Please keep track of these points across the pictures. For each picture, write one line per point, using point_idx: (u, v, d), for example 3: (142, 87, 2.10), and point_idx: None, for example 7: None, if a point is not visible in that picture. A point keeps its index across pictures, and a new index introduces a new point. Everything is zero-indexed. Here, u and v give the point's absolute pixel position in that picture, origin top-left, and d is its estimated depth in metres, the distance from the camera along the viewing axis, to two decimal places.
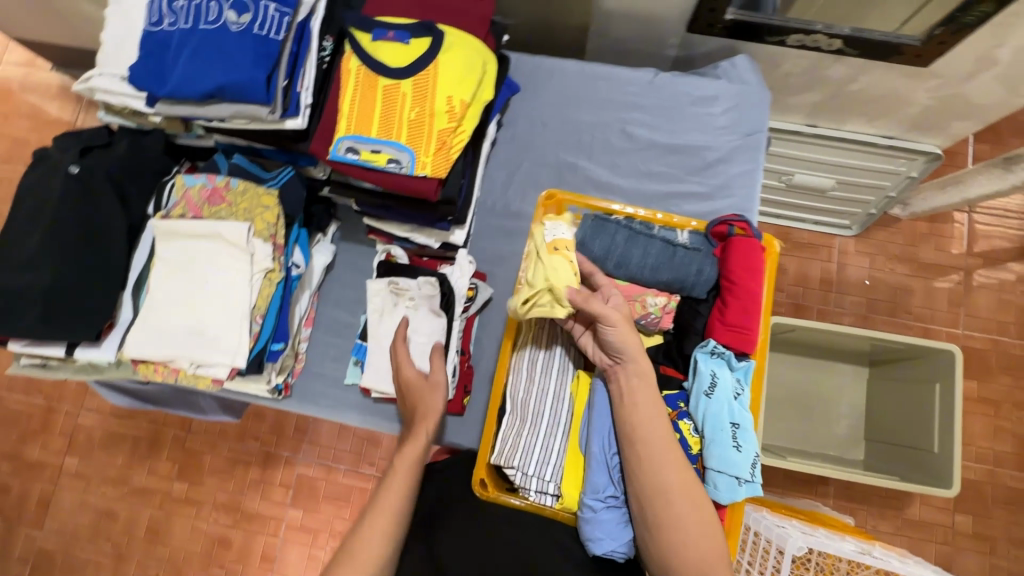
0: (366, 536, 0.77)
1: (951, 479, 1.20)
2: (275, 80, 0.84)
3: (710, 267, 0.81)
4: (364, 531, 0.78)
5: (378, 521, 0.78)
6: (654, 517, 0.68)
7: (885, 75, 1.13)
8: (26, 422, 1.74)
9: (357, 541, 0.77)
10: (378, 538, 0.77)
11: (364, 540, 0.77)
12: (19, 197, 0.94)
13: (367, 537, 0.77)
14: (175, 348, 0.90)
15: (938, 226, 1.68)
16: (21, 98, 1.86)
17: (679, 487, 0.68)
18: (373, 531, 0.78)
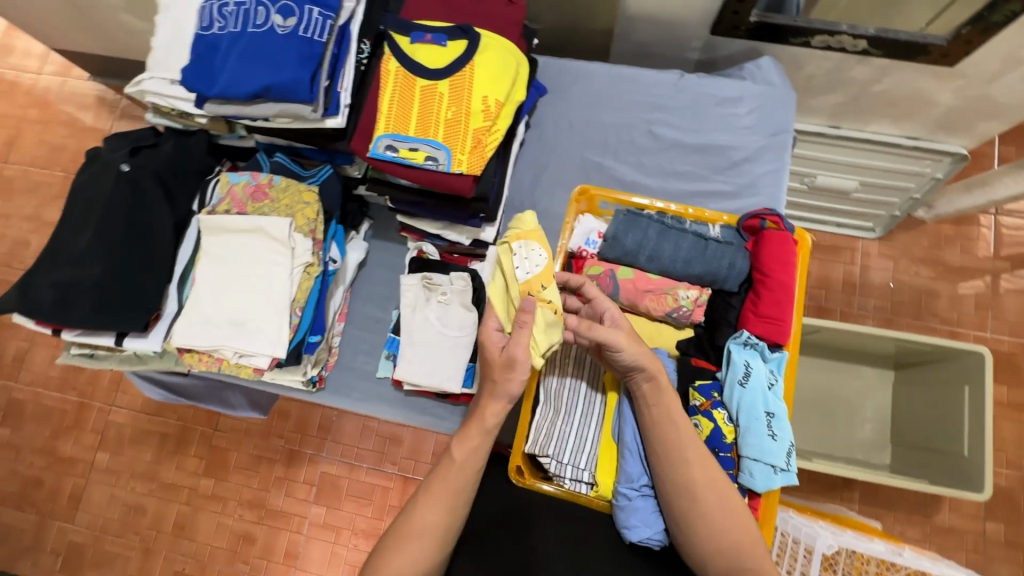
0: (424, 508, 0.71)
1: (982, 484, 1.17)
2: (318, 80, 0.88)
3: (742, 260, 0.83)
4: (422, 506, 0.71)
5: (436, 495, 0.71)
6: (682, 513, 0.69)
7: (910, 76, 1.13)
8: (60, 418, 1.79)
9: (415, 517, 0.70)
10: (438, 518, 0.70)
11: (421, 514, 0.71)
12: (71, 195, 0.98)
13: (423, 514, 0.70)
14: (220, 339, 0.94)
15: (964, 229, 1.66)
16: (60, 107, 1.93)
17: (704, 483, 0.68)
18: (431, 509, 0.71)
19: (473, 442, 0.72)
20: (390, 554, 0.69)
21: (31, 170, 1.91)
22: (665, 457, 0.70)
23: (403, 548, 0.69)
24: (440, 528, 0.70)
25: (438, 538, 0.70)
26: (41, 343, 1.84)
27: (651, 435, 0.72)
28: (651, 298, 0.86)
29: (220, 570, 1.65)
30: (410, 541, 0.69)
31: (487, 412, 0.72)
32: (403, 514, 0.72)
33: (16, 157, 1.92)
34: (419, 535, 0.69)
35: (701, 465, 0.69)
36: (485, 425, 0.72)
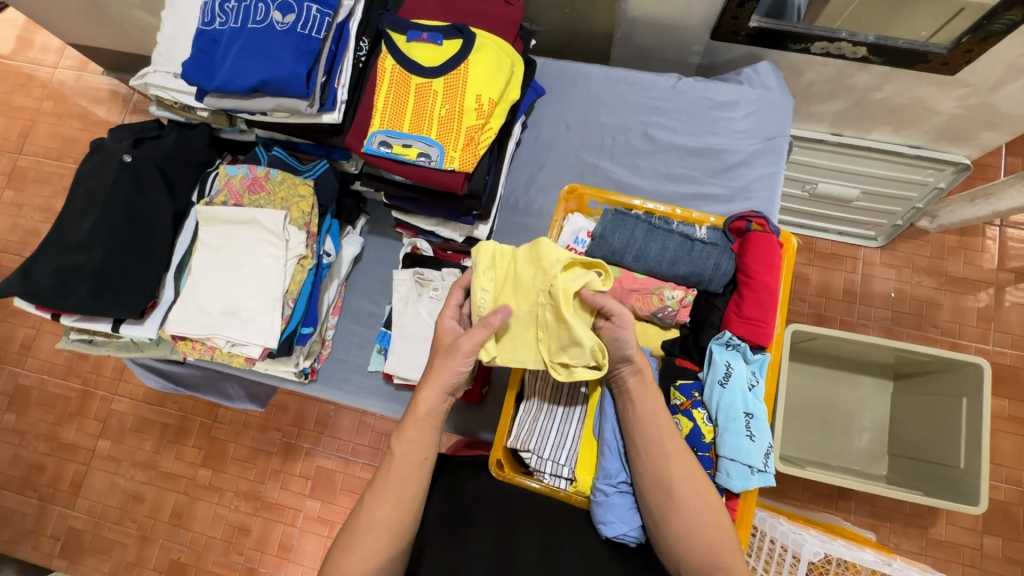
0: (376, 503, 0.71)
1: (977, 496, 1.16)
2: (315, 76, 0.90)
3: (727, 262, 0.84)
4: (371, 502, 0.72)
5: (383, 490, 0.72)
6: (659, 509, 0.69)
7: (910, 83, 1.13)
8: (63, 405, 1.83)
9: (367, 511, 0.71)
10: (388, 511, 0.71)
11: (372, 509, 0.71)
12: (76, 185, 1.01)
13: (374, 508, 0.71)
14: (213, 327, 0.96)
15: (967, 239, 1.65)
16: (73, 101, 1.98)
17: (683, 478, 0.69)
18: (382, 504, 0.71)
19: (413, 432, 0.74)
20: (346, 550, 0.69)
21: (43, 162, 1.95)
22: (648, 452, 0.70)
23: (358, 542, 0.69)
24: (393, 522, 0.71)
25: (393, 532, 0.70)
26: (47, 331, 1.88)
27: (633, 430, 0.72)
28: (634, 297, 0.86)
29: (215, 560, 1.67)
30: (364, 535, 0.70)
31: (423, 400, 0.74)
32: (358, 509, 0.73)
33: (30, 149, 1.96)
34: (371, 529, 0.70)
35: (682, 462, 0.70)
36: (422, 414, 0.74)
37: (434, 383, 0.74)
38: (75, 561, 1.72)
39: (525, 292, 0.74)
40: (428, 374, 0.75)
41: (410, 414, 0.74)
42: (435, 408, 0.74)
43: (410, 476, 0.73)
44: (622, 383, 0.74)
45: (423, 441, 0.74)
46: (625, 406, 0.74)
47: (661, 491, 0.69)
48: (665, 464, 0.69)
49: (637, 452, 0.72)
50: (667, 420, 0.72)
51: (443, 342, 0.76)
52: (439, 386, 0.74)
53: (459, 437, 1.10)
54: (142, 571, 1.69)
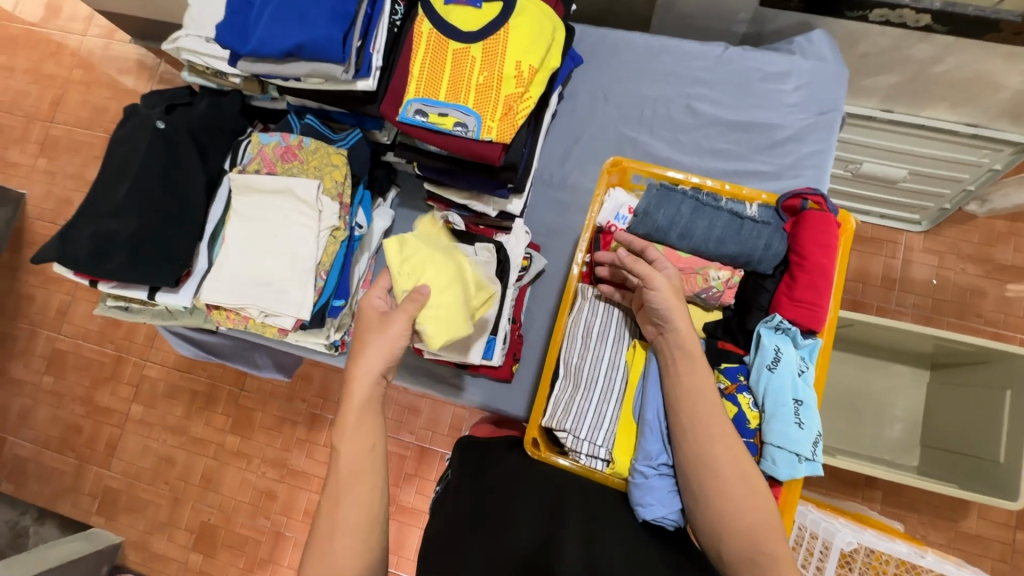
0: (344, 504, 0.67)
1: (1016, 492, 1.12)
2: (350, 40, 0.87)
3: (779, 242, 0.81)
4: (329, 505, 0.67)
5: (346, 491, 0.68)
6: (701, 490, 0.67)
7: (974, 55, 1.04)
8: (98, 369, 1.88)
9: (331, 512, 0.67)
10: (351, 509, 0.67)
11: (336, 512, 0.67)
12: (110, 151, 1.01)
13: (338, 510, 0.67)
14: (246, 297, 0.95)
15: (1019, 225, 1.56)
16: (102, 69, 1.97)
17: (729, 460, 0.67)
18: (342, 505, 0.67)
19: (352, 422, 0.71)
20: (318, 561, 0.65)
21: (75, 131, 1.96)
22: (692, 433, 0.69)
23: (329, 550, 0.65)
24: (362, 518, 0.67)
25: (362, 528, 0.67)
26: (81, 297, 1.92)
27: (678, 407, 0.71)
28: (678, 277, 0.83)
29: (243, 523, 1.72)
30: (335, 541, 0.65)
31: (355, 390, 0.72)
32: (318, 518, 0.68)
33: (61, 118, 1.98)
34: (348, 533, 0.66)
35: (728, 444, 0.68)
36: (360, 405, 0.72)
37: (375, 352, 0.74)
38: (111, 518, 1.79)
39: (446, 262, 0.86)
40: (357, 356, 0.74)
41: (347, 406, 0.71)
42: (372, 392, 0.73)
43: (361, 464, 0.69)
44: (668, 357, 0.74)
45: (366, 428, 0.71)
46: (670, 382, 0.73)
47: (704, 471, 0.67)
48: (708, 443, 0.68)
49: (683, 431, 0.70)
50: (712, 400, 0.70)
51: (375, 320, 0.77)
52: (369, 369, 0.73)
53: (487, 412, 1.10)
54: (174, 530, 1.75)
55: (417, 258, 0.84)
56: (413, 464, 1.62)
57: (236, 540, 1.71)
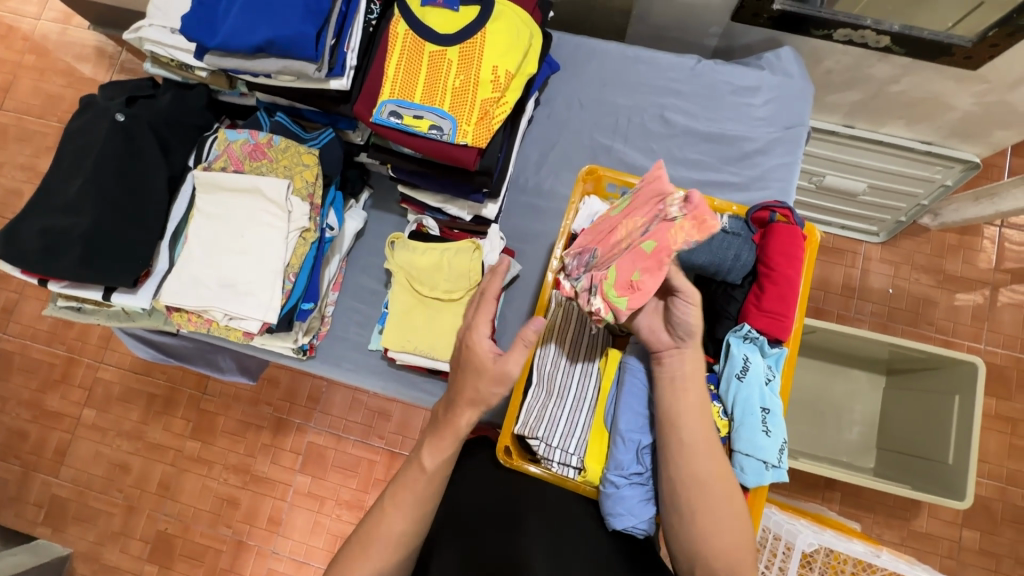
0: (391, 515, 0.70)
1: (963, 492, 1.18)
2: (323, 38, 0.85)
3: (748, 253, 0.83)
4: (387, 512, 0.70)
5: (401, 501, 0.70)
6: (687, 505, 0.69)
7: (930, 77, 1.09)
8: (47, 371, 1.78)
9: (379, 522, 0.70)
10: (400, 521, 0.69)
11: (388, 520, 0.70)
12: (64, 142, 0.95)
13: (391, 520, 0.70)
14: (210, 300, 0.92)
15: (967, 239, 1.64)
16: (56, 56, 1.88)
17: (715, 478, 0.69)
18: (396, 516, 0.70)
19: (444, 443, 0.70)
20: (357, 557, 0.69)
21: (25, 119, 1.86)
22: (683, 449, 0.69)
23: (368, 554, 0.69)
24: (404, 534, 0.70)
25: (405, 542, 0.70)
26: (29, 295, 1.82)
27: None
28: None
29: (202, 532, 1.65)
30: (377, 546, 0.69)
31: (459, 417, 0.69)
32: (371, 516, 0.71)
33: (10, 105, 1.87)
34: (384, 538, 0.69)
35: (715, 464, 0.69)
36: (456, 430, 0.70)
37: (479, 379, 0.67)
38: (59, 529, 1.69)
39: (418, 299, 1.03)
40: (464, 394, 0.68)
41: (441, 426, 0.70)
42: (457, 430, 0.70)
43: (427, 490, 0.71)
44: None
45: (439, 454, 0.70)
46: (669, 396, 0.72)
47: (687, 487, 0.69)
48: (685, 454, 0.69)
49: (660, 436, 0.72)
50: (696, 419, 0.71)
51: (483, 365, 0.67)
52: (478, 407, 0.69)
53: None
54: (128, 540, 1.67)
55: (418, 324, 1.01)
56: (383, 468, 1.61)
57: (195, 550, 1.64)
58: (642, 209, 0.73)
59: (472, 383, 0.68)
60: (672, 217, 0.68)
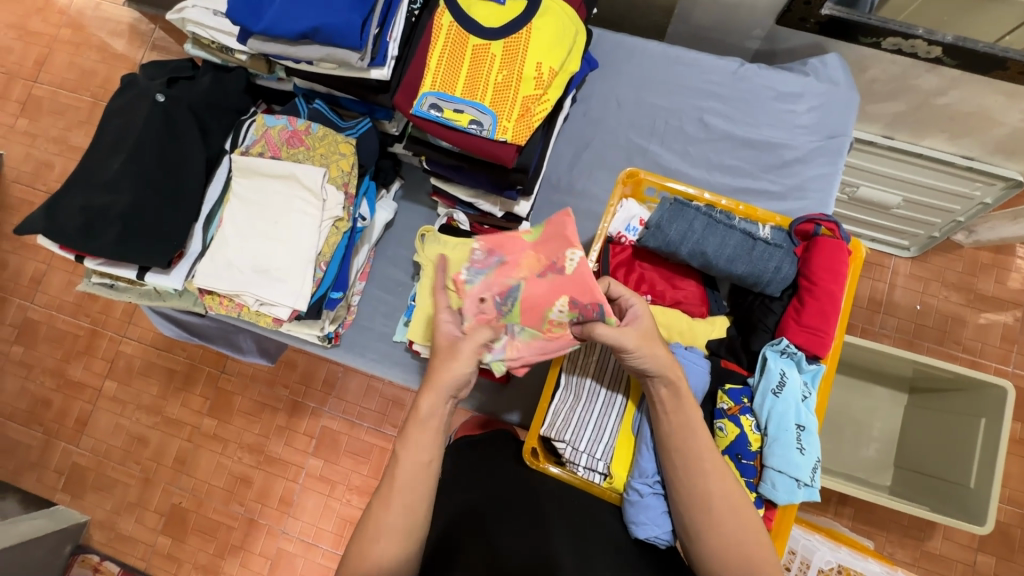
0: (391, 510, 0.68)
1: (983, 517, 1.14)
2: (368, 27, 0.84)
3: (789, 266, 0.82)
4: (378, 506, 0.69)
5: (392, 499, 0.68)
6: (704, 524, 0.67)
7: (979, 90, 1.05)
8: (71, 342, 1.81)
9: (377, 516, 0.68)
10: (394, 517, 0.68)
11: (379, 516, 0.68)
12: (104, 120, 0.96)
13: (385, 517, 0.68)
14: (242, 284, 0.92)
15: (1001, 257, 1.60)
16: (92, 31, 1.89)
17: (722, 496, 0.67)
18: (390, 511, 0.68)
19: (415, 436, 0.70)
20: (355, 561, 0.67)
21: (59, 93, 1.88)
22: (686, 465, 0.69)
23: (368, 552, 0.67)
24: (402, 526, 0.67)
25: (404, 536, 0.68)
26: (57, 267, 1.85)
27: (669, 443, 0.70)
28: (697, 285, 0.90)
29: (216, 508, 1.68)
30: (374, 542, 0.67)
31: (423, 403, 0.71)
32: (366, 518, 0.69)
33: (45, 78, 1.89)
34: (381, 536, 0.67)
35: (717, 480, 0.68)
36: (423, 419, 0.71)
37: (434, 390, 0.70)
38: (77, 496, 1.73)
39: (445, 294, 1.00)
40: (428, 378, 0.71)
41: (411, 420, 0.71)
42: (434, 411, 0.71)
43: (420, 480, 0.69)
44: (654, 395, 0.73)
45: (426, 442, 0.70)
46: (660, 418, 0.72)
47: (705, 505, 0.67)
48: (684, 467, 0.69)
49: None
50: (700, 435, 0.69)
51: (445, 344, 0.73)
52: (441, 391, 0.71)
53: (478, 415, 1.09)
54: (143, 512, 1.70)
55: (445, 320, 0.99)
56: None
57: (208, 525, 1.67)
58: (548, 249, 0.77)
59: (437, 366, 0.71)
60: (567, 297, 0.74)
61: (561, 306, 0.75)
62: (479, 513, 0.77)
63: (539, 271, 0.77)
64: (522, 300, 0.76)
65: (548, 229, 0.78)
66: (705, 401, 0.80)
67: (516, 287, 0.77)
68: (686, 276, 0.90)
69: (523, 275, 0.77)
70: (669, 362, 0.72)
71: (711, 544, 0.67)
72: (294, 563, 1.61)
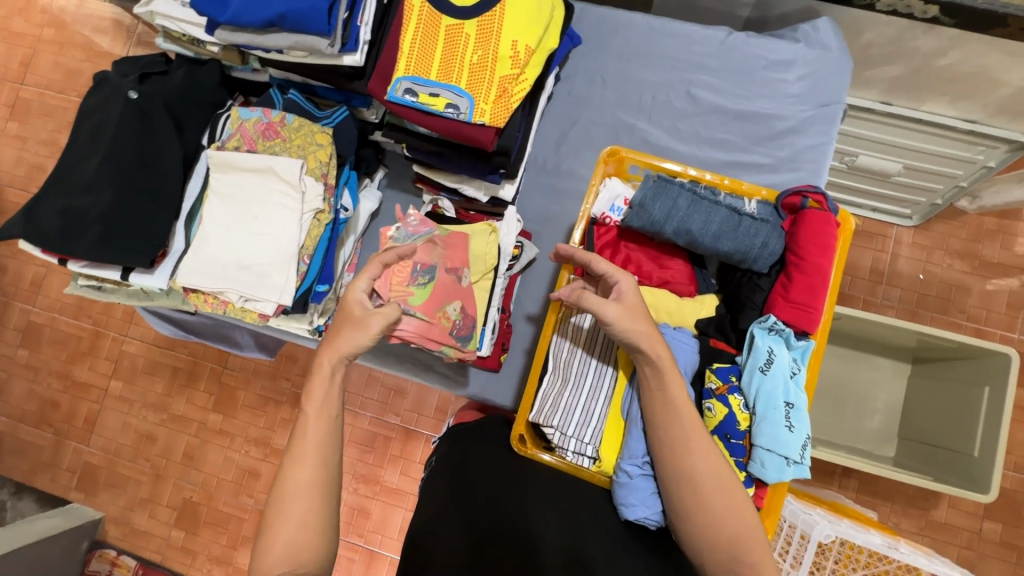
0: (300, 465, 0.68)
1: (988, 485, 1.13)
2: (336, 12, 0.82)
3: (776, 241, 0.80)
4: (290, 464, 0.69)
5: (302, 452, 0.69)
6: (689, 506, 0.67)
7: (980, 50, 0.98)
8: (75, 343, 1.83)
9: (289, 478, 0.67)
10: (308, 469, 0.68)
11: (292, 474, 0.68)
12: (79, 120, 0.95)
13: (298, 475, 0.68)
14: (225, 280, 0.91)
15: (1006, 223, 1.56)
16: (74, 29, 1.87)
17: (709, 475, 0.66)
18: (303, 466, 0.68)
19: (316, 388, 0.73)
20: (275, 525, 0.66)
21: (47, 94, 1.86)
22: (670, 448, 0.68)
23: (286, 511, 0.66)
24: (319, 480, 0.68)
25: (321, 490, 0.68)
26: (56, 270, 1.86)
27: (654, 420, 0.71)
28: (685, 264, 0.88)
29: (226, 500, 1.70)
30: (291, 501, 0.67)
31: (322, 361, 0.74)
32: (279, 480, 0.68)
33: (31, 80, 1.87)
34: (298, 495, 0.67)
35: (703, 460, 0.67)
36: (326, 375, 0.73)
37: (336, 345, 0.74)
38: (90, 494, 1.76)
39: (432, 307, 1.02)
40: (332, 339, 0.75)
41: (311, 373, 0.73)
42: (335, 361, 0.74)
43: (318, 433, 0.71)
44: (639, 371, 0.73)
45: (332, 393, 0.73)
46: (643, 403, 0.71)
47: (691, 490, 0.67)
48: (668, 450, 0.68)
49: None
50: (684, 418, 0.69)
51: (354, 314, 0.76)
52: (339, 351, 0.74)
53: (473, 402, 1.09)
54: (156, 507, 1.73)
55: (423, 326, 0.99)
56: (398, 445, 1.57)
57: (219, 518, 1.70)
58: (454, 254, 0.93)
59: (342, 332, 0.75)
60: (461, 304, 0.92)
61: (455, 307, 0.92)
62: (470, 502, 0.76)
63: (446, 270, 0.92)
64: (433, 283, 0.89)
65: (456, 235, 0.94)
66: (693, 381, 0.79)
67: (434, 268, 0.90)
68: (674, 256, 0.88)
69: (438, 261, 0.91)
70: (655, 341, 0.71)
71: (697, 524, 0.66)
72: None
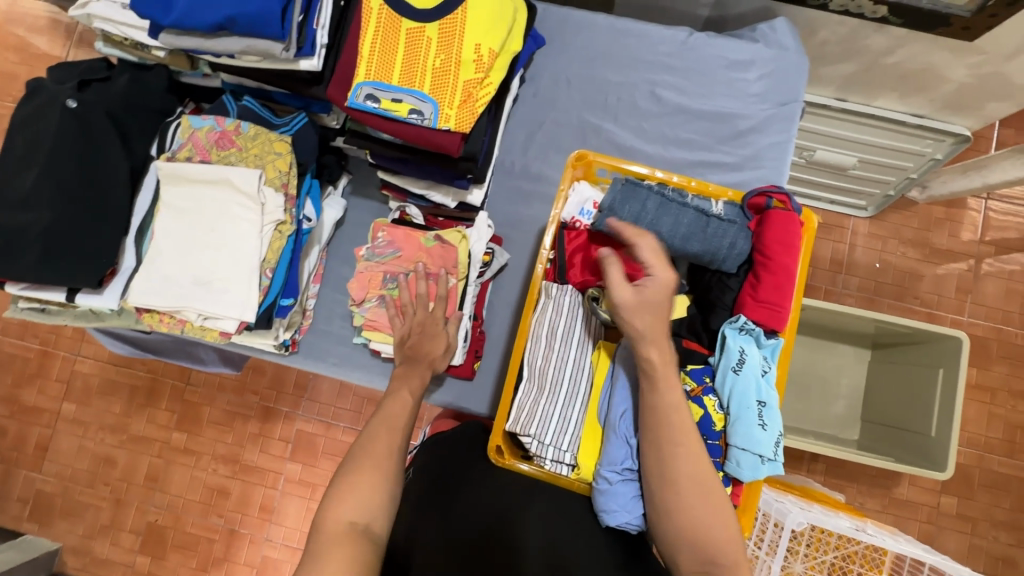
0: (383, 435, 0.73)
1: (944, 463, 1.19)
2: (291, 14, 0.78)
3: (744, 241, 0.81)
4: (374, 430, 0.73)
5: (391, 419, 0.75)
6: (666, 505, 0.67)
7: (925, 48, 1.03)
8: (21, 365, 1.72)
9: (370, 444, 0.71)
10: (389, 436, 0.72)
11: (377, 438, 0.72)
12: (12, 131, 0.89)
13: (380, 441, 0.72)
14: (182, 298, 0.87)
15: (953, 211, 1.64)
16: (6, 30, 1.74)
17: (685, 475, 0.67)
18: (383, 434, 0.72)
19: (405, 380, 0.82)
20: (349, 485, 0.66)
21: None
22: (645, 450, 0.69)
23: (361, 471, 0.68)
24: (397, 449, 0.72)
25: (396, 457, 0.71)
26: None
27: None
28: None
29: (194, 522, 1.63)
30: (370, 461, 0.69)
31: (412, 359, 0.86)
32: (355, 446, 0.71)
33: None
34: (381, 457, 0.70)
35: (682, 457, 0.68)
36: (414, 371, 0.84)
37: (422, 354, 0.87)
38: (45, 524, 1.66)
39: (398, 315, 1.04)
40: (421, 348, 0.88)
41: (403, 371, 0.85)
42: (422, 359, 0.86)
43: (398, 424, 0.74)
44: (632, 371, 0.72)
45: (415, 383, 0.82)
46: None
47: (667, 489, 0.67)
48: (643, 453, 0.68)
49: None
50: (660, 420, 0.69)
51: (439, 335, 0.90)
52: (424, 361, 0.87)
53: (449, 410, 1.07)
54: (118, 533, 1.65)
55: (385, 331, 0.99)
56: None
57: (187, 540, 1.63)
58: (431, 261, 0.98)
59: (426, 345, 0.89)
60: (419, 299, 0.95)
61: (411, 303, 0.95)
62: (452, 516, 0.74)
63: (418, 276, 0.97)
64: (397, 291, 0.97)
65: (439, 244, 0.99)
66: None
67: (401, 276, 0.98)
68: None
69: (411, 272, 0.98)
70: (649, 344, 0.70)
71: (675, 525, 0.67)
72: (280, 569, 1.58)
